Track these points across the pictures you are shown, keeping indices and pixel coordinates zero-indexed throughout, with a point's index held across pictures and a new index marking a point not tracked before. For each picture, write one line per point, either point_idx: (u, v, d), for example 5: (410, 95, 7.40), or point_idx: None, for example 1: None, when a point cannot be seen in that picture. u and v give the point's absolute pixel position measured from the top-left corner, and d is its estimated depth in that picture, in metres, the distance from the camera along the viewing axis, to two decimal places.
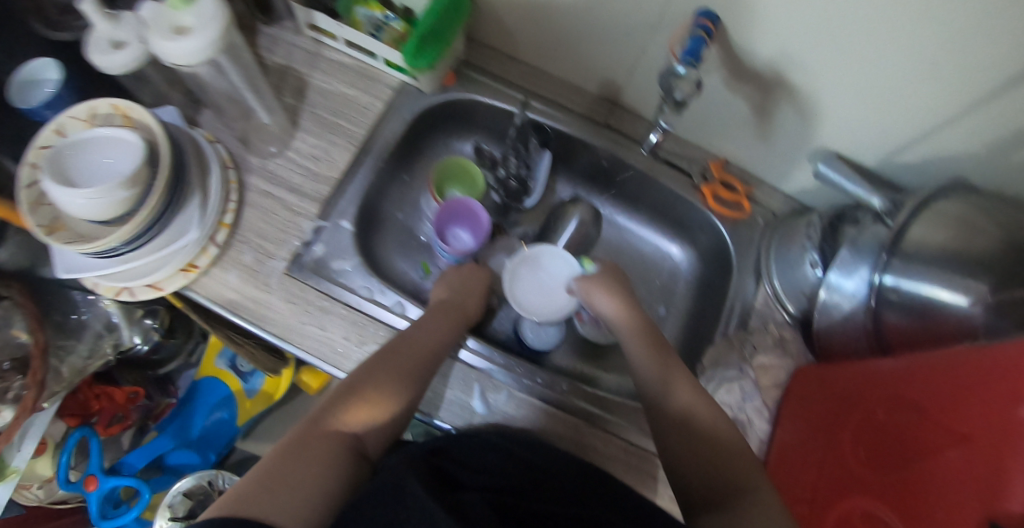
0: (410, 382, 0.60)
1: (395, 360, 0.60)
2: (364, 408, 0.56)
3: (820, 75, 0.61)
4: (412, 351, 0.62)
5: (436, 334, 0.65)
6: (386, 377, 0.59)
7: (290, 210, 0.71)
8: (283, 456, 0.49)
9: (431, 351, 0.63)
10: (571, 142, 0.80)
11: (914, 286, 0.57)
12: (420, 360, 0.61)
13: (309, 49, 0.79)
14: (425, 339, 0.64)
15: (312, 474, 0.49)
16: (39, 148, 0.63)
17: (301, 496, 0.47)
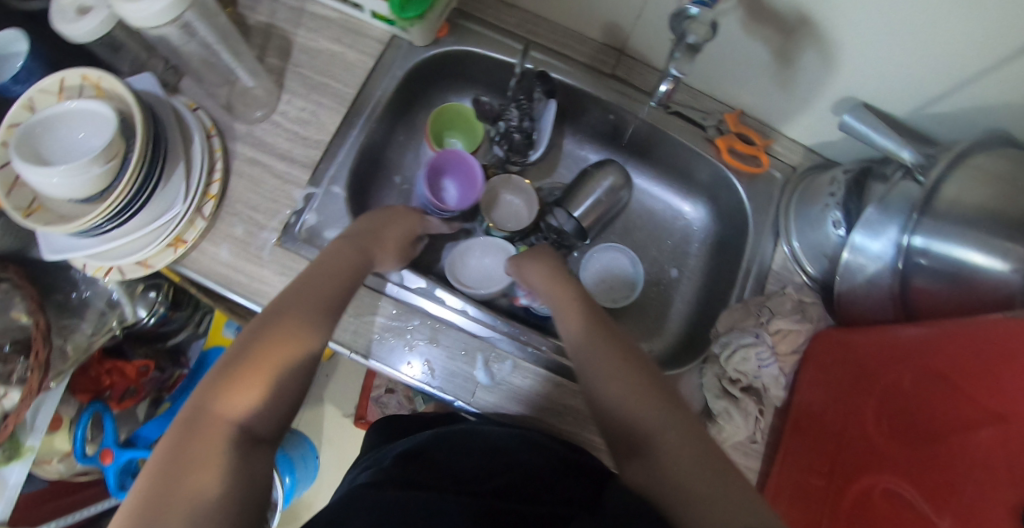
0: (312, 332, 0.51)
1: (284, 312, 0.51)
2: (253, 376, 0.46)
3: (849, 15, 0.54)
4: (306, 298, 0.53)
5: (333, 274, 0.56)
6: (277, 333, 0.49)
7: (280, 180, 0.68)
8: (162, 470, 0.40)
9: (328, 295, 0.54)
10: (576, 95, 0.74)
11: (946, 249, 0.52)
12: (316, 306, 0.53)
13: (292, 4, 0.73)
14: (326, 281, 0.55)
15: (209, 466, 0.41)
16: (9, 125, 0.60)
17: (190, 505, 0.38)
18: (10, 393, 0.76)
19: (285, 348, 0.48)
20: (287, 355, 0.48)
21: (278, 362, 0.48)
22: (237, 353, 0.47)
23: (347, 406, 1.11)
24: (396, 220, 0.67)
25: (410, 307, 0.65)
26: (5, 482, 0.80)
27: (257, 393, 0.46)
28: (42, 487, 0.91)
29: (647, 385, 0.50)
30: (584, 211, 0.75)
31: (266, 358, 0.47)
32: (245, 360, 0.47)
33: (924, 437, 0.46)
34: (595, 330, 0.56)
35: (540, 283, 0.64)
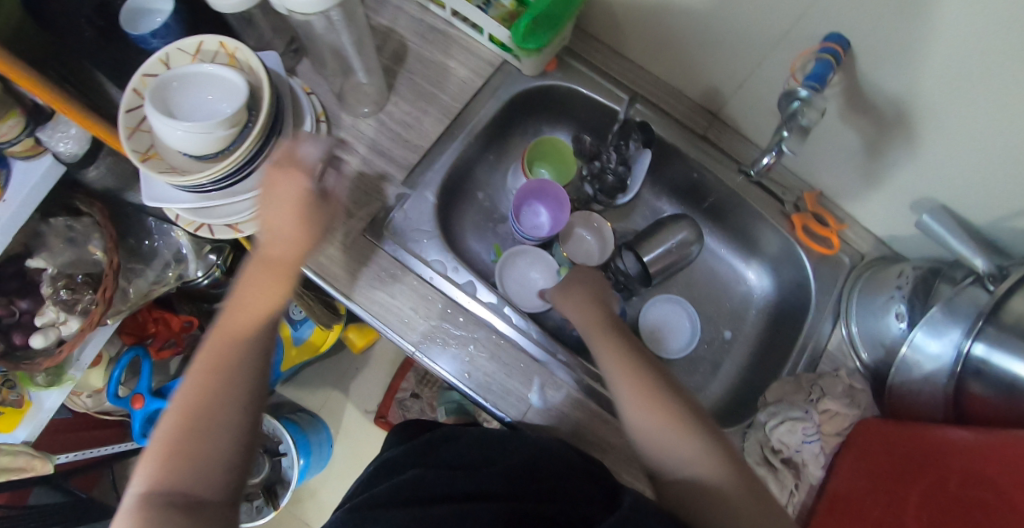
0: (241, 358, 0.49)
1: (201, 368, 0.48)
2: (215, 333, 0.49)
3: (946, 123, 0.57)
4: (224, 349, 0.49)
5: (255, 309, 0.51)
6: (204, 387, 0.47)
7: (375, 175, 0.71)
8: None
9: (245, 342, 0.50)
10: (665, 149, 0.77)
11: (1005, 361, 0.53)
12: (239, 357, 0.49)
13: (414, 13, 0.76)
14: (246, 319, 0.50)
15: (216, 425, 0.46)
16: (144, 75, 0.62)
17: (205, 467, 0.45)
18: (69, 321, 0.78)
19: (221, 394, 0.47)
20: (228, 395, 0.48)
21: (223, 404, 0.47)
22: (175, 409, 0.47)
23: (370, 402, 1.16)
24: (285, 204, 0.52)
25: (476, 319, 0.68)
26: (40, 406, 0.82)
27: (201, 440, 0.45)
28: (68, 416, 0.95)
29: (661, 399, 0.52)
30: (654, 257, 0.78)
31: (197, 411, 0.46)
32: (187, 416, 0.46)
33: (954, 518, 0.48)
34: (617, 346, 0.57)
35: (570, 297, 0.65)
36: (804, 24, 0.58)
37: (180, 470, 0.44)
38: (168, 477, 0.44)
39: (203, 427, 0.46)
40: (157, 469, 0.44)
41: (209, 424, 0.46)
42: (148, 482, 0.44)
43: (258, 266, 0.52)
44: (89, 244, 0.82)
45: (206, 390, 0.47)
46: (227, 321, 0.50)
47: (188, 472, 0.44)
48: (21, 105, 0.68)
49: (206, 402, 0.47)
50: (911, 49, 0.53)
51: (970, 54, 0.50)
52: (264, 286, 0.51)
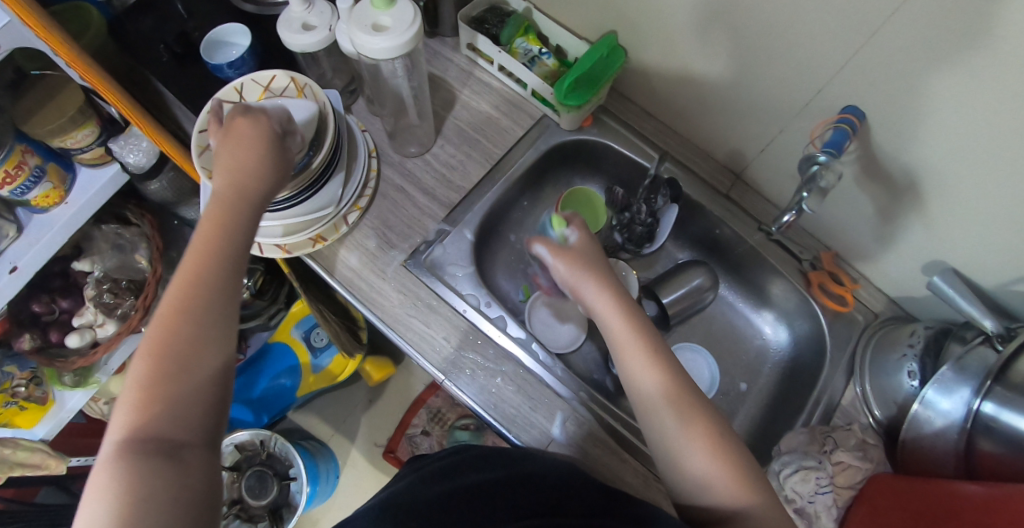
0: (215, 284, 0.44)
1: (166, 307, 0.42)
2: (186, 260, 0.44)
3: (954, 190, 0.63)
4: (191, 291, 0.43)
5: (219, 255, 0.45)
6: (184, 330, 0.42)
7: (419, 209, 0.76)
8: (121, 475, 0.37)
9: (213, 284, 0.44)
10: (689, 204, 0.83)
11: (1013, 419, 0.56)
12: (205, 297, 0.43)
13: (464, 67, 0.83)
14: (207, 243, 0.46)
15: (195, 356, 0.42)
16: (218, 100, 0.70)
17: (188, 406, 0.40)
18: (106, 324, 0.84)
19: (195, 335, 0.42)
20: (205, 336, 0.42)
21: (202, 348, 0.42)
22: (142, 352, 0.41)
23: (379, 436, 1.16)
24: (243, 143, 0.51)
25: (505, 353, 0.71)
26: (63, 405, 0.86)
27: (180, 381, 0.40)
28: (82, 421, 1.01)
29: (736, 459, 0.48)
30: (673, 298, 0.82)
31: (176, 353, 0.41)
32: (156, 356, 0.40)
33: None
34: (682, 392, 0.51)
35: (612, 306, 0.55)
36: (823, 97, 0.65)
37: (161, 414, 0.39)
38: (144, 420, 0.39)
39: (180, 372, 0.41)
40: (132, 414, 0.39)
41: (189, 368, 0.41)
42: (126, 428, 0.39)
43: (220, 198, 0.48)
44: (135, 254, 0.87)
45: (181, 334, 0.42)
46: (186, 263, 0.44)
47: (167, 414, 0.39)
48: (98, 116, 0.74)
49: (180, 345, 0.41)
50: (921, 121, 0.59)
51: (980, 127, 0.56)
52: (225, 221, 0.47)
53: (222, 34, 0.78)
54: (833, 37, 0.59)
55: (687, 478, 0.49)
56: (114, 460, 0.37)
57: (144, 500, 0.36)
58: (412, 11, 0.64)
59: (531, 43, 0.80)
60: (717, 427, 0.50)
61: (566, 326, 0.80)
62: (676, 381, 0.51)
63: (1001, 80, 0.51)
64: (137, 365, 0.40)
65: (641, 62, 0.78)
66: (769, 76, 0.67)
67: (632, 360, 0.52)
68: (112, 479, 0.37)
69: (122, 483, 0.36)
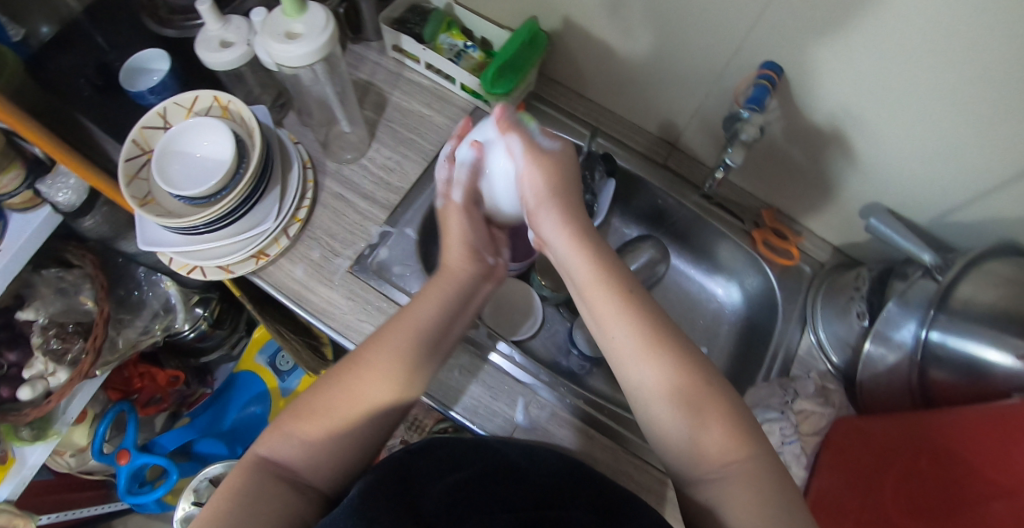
0: (392, 359, 0.54)
1: (336, 374, 0.53)
2: (386, 331, 0.55)
3: (875, 131, 0.64)
4: (393, 359, 0.54)
5: (386, 360, 0.53)
6: (345, 407, 0.51)
7: (360, 214, 0.76)
8: (244, 489, 0.47)
9: (374, 378, 0.53)
10: (631, 179, 0.84)
11: (960, 344, 0.57)
12: (365, 391, 0.52)
13: (392, 69, 0.84)
14: (409, 323, 0.56)
15: (343, 409, 0.51)
16: (142, 128, 0.68)
17: (328, 446, 0.51)
18: (57, 372, 0.80)
19: (360, 396, 0.52)
20: (353, 419, 0.52)
21: (351, 427, 0.52)
22: (305, 397, 0.53)
23: None
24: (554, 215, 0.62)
25: (460, 346, 0.70)
26: (24, 462, 0.81)
27: (321, 437, 0.51)
28: (48, 478, 0.93)
29: (747, 434, 0.48)
30: None
31: (330, 417, 0.51)
32: (308, 405, 0.52)
33: (932, 501, 0.50)
34: (685, 364, 0.50)
35: (582, 261, 0.55)
36: (741, 56, 0.66)
37: (296, 455, 0.50)
38: (282, 450, 0.50)
39: (325, 433, 0.51)
40: (278, 436, 0.51)
41: (328, 431, 0.51)
42: (274, 447, 0.50)
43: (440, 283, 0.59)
44: (80, 295, 0.85)
45: (359, 386, 0.52)
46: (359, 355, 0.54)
47: (298, 454, 0.50)
48: (22, 156, 0.72)
49: (337, 419, 0.51)
50: (834, 68, 0.61)
51: (891, 66, 0.57)
52: (407, 325, 0.56)
53: (141, 61, 0.77)
54: None
55: (689, 456, 0.49)
56: (253, 468, 0.49)
57: (253, 508, 0.47)
58: (325, 15, 0.64)
59: (455, 37, 0.81)
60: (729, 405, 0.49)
61: (520, 316, 0.80)
62: (672, 352, 0.51)
63: (906, 15, 0.52)
64: (314, 395, 0.52)
65: (565, 44, 0.79)
66: (689, 43, 0.68)
67: (606, 316, 0.53)
68: (242, 484, 0.48)
69: (246, 490, 0.48)
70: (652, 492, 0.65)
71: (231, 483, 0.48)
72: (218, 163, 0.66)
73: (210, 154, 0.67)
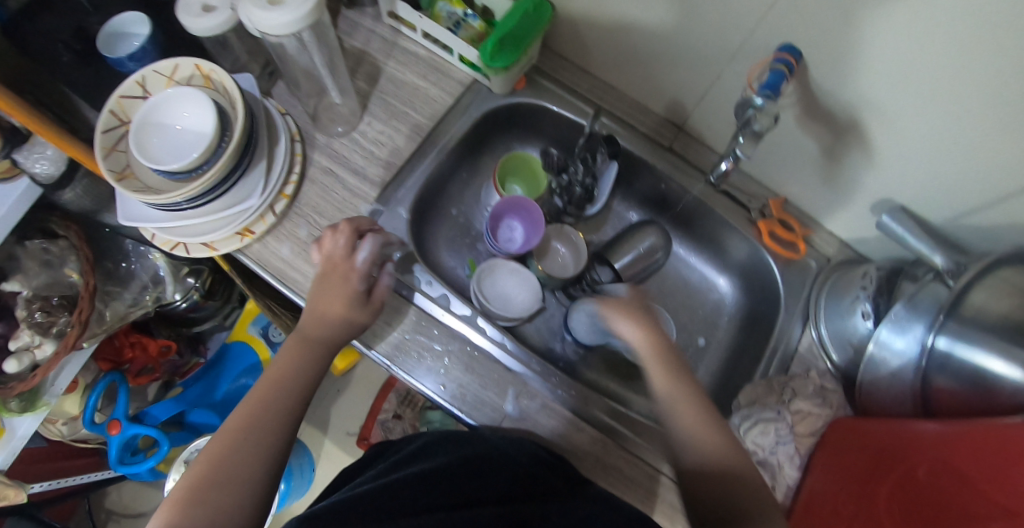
0: (272, 417, 0.55)
1: (218, 443, 0.52)
2: (260, 395, 0.57)
3: (893, 124, 0.60)
4: (261, 414, 0.55)
5: (269, 411, 0.56)
6: (235, 464, 0.51)
7: (349, 192, 0.73)
8: None
9: (258, 432, 0.54)
10: (636, 162, 0.80)
11: (966, 354, 0.54)
12: (253, 450, 0.53)
13: (386, 36, 0.79)
14: (273, 388, 0.58)
15: (242, 467, 0.51)
16: (119, 97, 0.65)
17: (227, 501, 0.49)
18: (43, 344, 0.79)
19: (244, 453, 0.52)
20: (249, 478, 0.51)
21: (242, 479, 0.51)
22: (194, 470, 0.51)
23: (351, 425, 1.16)
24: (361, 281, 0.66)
25: (450, 331, 0.69)
26: (14, 432, 0.80)
27: (219, 502, 0.49)
28: (42, 445, 0.93)
29: (717, 433, 0.57)
30: (624, 264, 0.81)
31: (227, 482, 0.50)
32: (202, 478, 0.50)
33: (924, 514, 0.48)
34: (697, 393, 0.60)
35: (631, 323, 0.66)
36: (757, 37, 0.61)
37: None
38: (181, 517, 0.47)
39: (222, 496, 0.49)
40: (173, 513, 0.47)
41: (227, 496, 0.49)
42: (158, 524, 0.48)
43: (295, 341, 0.61)
44: (65, 267, 0.83)
45: (241, 449, 0.52)
46: (237, 420, 0.54)
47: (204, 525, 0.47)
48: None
49: (234, 480, 0.50)
50: (859, 54, 0.56)
51: (921, 55, 0.52)
52: (277, 380, 0.58)
53: (120, 25, 0.73)
54: None
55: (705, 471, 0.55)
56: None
57: None
58: None
59: (454, 5, 0.75)
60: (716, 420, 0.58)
61: (517, 299, 0.76)
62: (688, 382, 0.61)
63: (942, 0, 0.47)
64: (198, 468, 0.51)
65: (572, 16, 0.74)
66: (706, 18, 0.63)
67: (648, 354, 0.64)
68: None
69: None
70: (639, 490, 0.65)
71: None
72: (198, 136, 0.63)
73: (190, 128, 0.64)
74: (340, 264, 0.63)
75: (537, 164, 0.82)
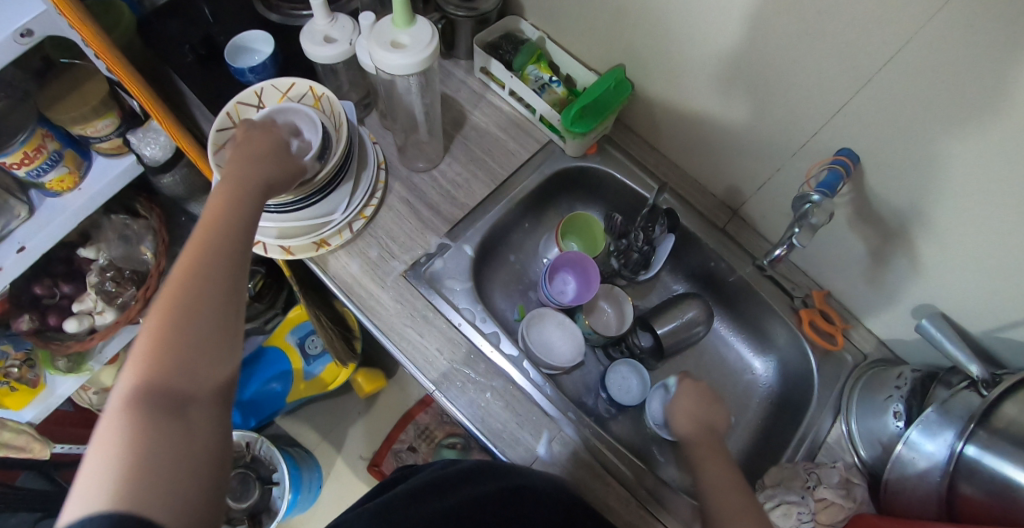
0: (228, 240, 0.45)
1: (169, 278, 0.42)
2: (211, 220, 0.46)
3: (941, 237, 0.64)
4: (210, 238, 0.45)
5: (222, 233, 0.46)
6: (204, 294, 0.42)
7: (421, 222, 0.78)
8: (125, 440, 0.35)
9: (217, 256, 0.44)
10: (688, 237, 0.85)
11: (995, 463, 0.57)
12: (217, 281, 0.43)
13: (476, 89, 0.87)
14: (218, 216, 0.47)
15: (214, 294, 0.42)
16: (238, 103, 0.72)
17: (203, 341, 0.40)
18: (105, 312, 0.84)
19: (210, 273, 0.43)
20: (223, 310, 0.42)
21: (215, 308, 0.42)
22: (152, 330, 0.39)
23: (364, 449, 1.17)
24: (255, 142, 0.58)
25: (495, 368, 0.72)
26: (52, 391, 0.85)
27: (198, 345, 0.40)
28: (69, 409, 1.01)
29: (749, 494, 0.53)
30: (665, 331, 0.82)
31: (202, 317, 0.41)
32: (162, 320, 0.40)
33: None
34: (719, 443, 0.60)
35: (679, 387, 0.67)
36: (820, 140, 0.67)
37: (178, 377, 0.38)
38: (156, 374, 0.38)
39: (196, 342, 0.40)
40: (148, 367, 0.38)
41: (202, 331, 0.41)
42: (131, 379, 0.38)
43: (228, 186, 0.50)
44: (140, 246, 0.88)
45: (210, 275, 0.43)
46: (183, 252, 0.43)
47: (189, 365, 0.39)
48: (120, 108, 0.76)
49: (208, 314, 0.41)
50: (916, 168, 0.61)
51: (976, 177, 0.57)
52: (220, 222, 0.47)
53: (244, 41, 0.82)
54: (831, 82, 0.61)
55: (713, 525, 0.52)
56: (129, 412, 0.36)
57: (151, 457, 0.35)
58: (430, 31, 0.67)
59: (542, 71, 0.84)
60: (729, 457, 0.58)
61: (559, 348, 0.80)
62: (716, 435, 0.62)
63: (999, 132, 0.53)
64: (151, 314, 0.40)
65: (647, 95, 0.82)
66: (774, 117, 0.69)
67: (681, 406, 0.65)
68: (122, 437, 0.35)
69: (137, 436, 0.36)
70: None
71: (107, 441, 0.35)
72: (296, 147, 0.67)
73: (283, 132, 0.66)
74: (257, 132, 0.60)
75: (597, 225, 0.87)
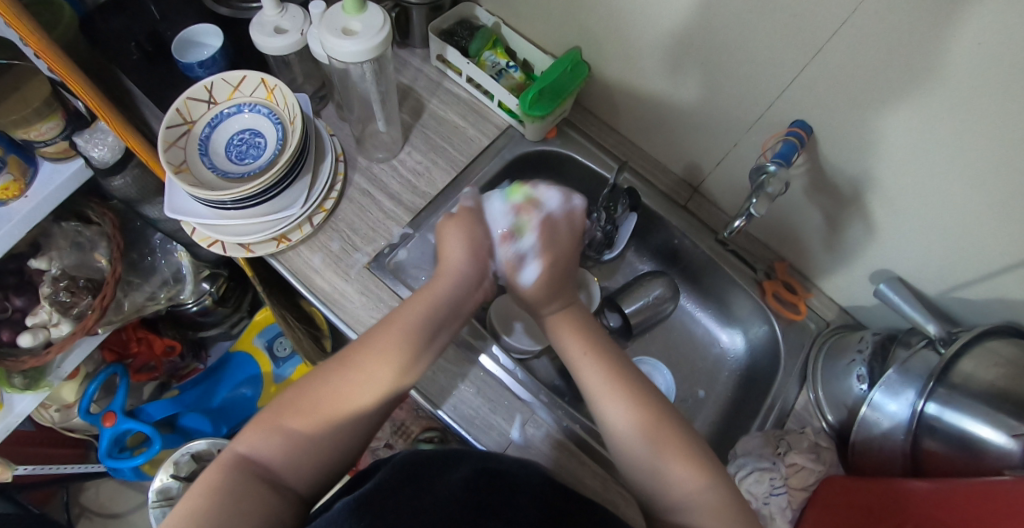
0: (371, 365, 0.56)
1: (320, 380, 0.55)
2: (375, 349, 0.56)
3: (891, 201, 0.66)
4: (363, 358, 0.56)
5: (378, 357, 0.56)
6: (330, 404, 0.54)
7: (383, 213, 0.77)
8: (220, 485, 0.49)
9: (357, 377, 0.55)
10: (652, 216, 0.86)
11: (955, 418, 0.58)
12: (357, 405, 0.54)
13: (433, 77, 0.86)
14: (384, 339, 0.57)
15: (343, 411, 0.54)
16: (187, 98, 0.69)
17: (320, 440, 0.53)
18: (61, 323, 0.80)
19: (350, 393, 0.54)
20: (338, 424, 0.53)
21: (338, 420, 0.53)
22: (281, 412, 0.53)
23: None
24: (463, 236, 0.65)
25: (464, 355, 0.71)
26: (11, 409, 0.81)
27: (316, 447, 0.52)
28: (30, 429, 0.96)
29: (704, 471, 0.53)
30: (633, 310, 0.84)
31: (318, 416, 0.53)
32: (298, 409, 0.53)
33: None
34: (648, 407, 0.55)
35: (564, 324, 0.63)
36: (773, 111, 0.68)
37: (281, 447, 0.51)
38: (269, 450, 0.51)
39: (320, 440, 0.53)
40: (263, 437, 0.52)
41: (324, 434, 0.53)
42: (249, 440, 0.52)
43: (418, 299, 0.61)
44: (94, 253, 0.86)
45: (344, 390, 0.54)
46: (342, 364, 0.56)
47: (293, 448, 0.52)
48: (65, 109, 0.73)
49: (333, 426, 0.53)
50: (865, 134, 0.62)
51: (921, 141, 0.59)
52: (384, 348, 0.57)
53: (192, 34, 0.80)
54: (779, 55, 0.62)
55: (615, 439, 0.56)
56: (231, 467, 0.50)
57: (230, 506, 0.48)
58: (383, 16, 0.66)
59: (498, 56, 0.84)
60: (606, 356, 0.60)
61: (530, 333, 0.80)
62: (637, 398, 0.56)
63: (941, 96, 0.54)
64: (292, 398, 0.54)
65: (604, 77, 0.82)
66: (728, 92, 0.70)
67: (581, 368, 0.59)
68: (217, 485, 0.49)
69: (226, 490, 0.48)
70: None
71: (209, 482, 0.49)
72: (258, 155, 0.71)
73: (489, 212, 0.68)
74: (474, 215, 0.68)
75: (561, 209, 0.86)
